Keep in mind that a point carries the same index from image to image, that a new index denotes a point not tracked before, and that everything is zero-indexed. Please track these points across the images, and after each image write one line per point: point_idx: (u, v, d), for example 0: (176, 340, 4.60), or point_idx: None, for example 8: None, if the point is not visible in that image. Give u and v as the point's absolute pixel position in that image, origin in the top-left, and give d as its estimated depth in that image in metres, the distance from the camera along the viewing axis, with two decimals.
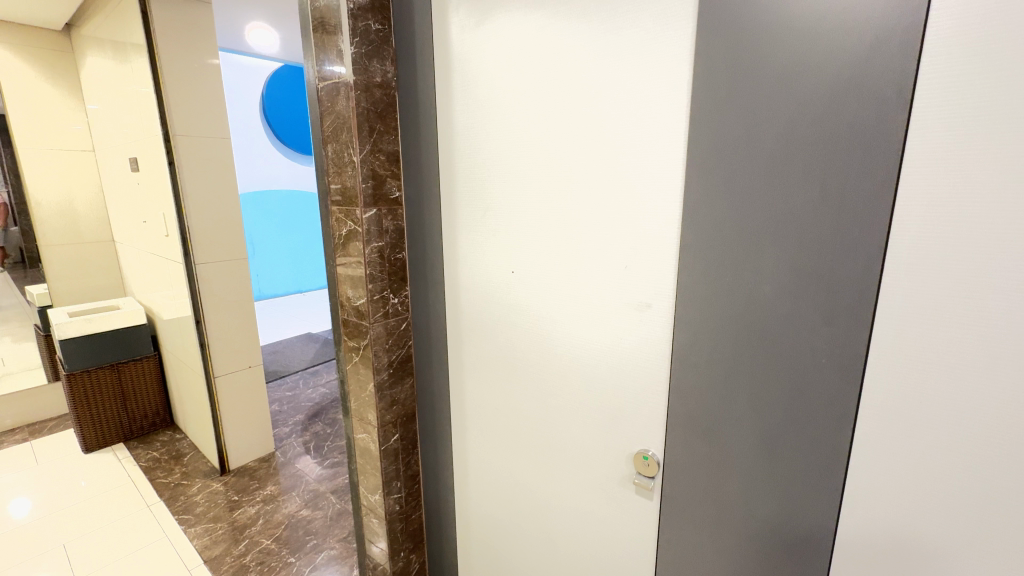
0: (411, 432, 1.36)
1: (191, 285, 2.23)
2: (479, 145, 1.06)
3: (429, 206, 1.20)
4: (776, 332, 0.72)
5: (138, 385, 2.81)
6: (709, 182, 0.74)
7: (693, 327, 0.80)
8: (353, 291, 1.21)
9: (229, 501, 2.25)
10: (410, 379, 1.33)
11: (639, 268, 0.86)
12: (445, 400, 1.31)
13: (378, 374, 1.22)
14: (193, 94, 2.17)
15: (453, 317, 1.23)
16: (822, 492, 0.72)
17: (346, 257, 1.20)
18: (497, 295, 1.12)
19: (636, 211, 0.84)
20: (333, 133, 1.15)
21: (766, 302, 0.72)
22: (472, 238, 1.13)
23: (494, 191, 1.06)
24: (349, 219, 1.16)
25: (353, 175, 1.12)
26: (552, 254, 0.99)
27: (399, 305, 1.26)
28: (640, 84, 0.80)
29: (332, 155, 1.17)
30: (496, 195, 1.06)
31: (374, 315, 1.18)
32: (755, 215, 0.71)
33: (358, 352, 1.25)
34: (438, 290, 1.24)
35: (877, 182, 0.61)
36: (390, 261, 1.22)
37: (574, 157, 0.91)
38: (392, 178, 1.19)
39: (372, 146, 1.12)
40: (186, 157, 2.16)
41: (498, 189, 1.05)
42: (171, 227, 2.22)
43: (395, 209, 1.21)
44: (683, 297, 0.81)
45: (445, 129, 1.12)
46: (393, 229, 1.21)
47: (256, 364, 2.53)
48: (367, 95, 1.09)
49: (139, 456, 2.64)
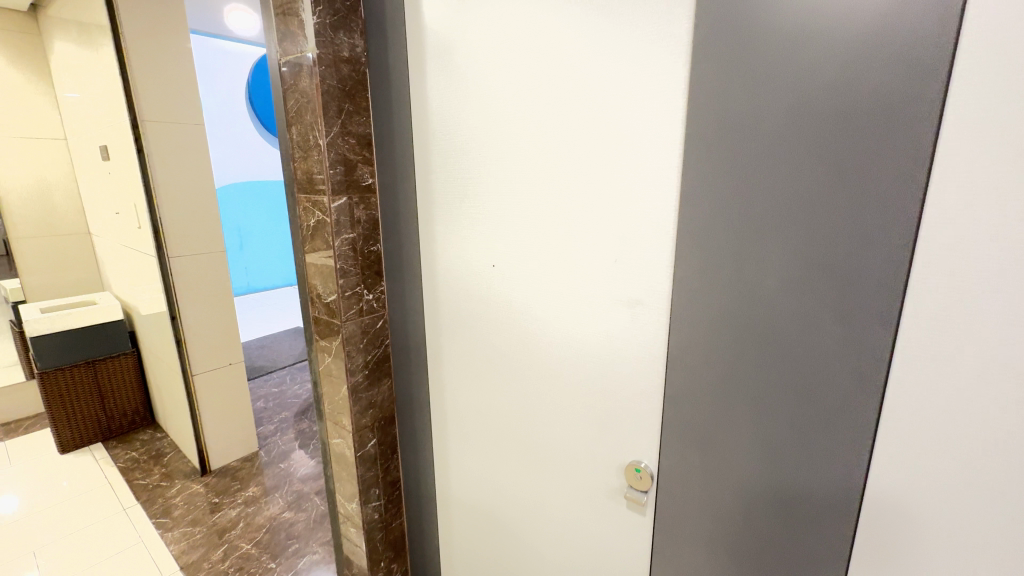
0: (390, 435, 1.27)
1: (165, 279, 2.12)
2: (456, 126, 0.97)
3: (403, 193, 1.11)
4: (783, 332, 0.64)
5: (116, 383, 2.72)
6: (707, 163, 0.66)
7: (689, 323, 0.72)
8: (323, 286, 1.12)
9: (209, 503, 2.18)
10: (389, 380, 1.25)
11: (631, 259, 0.77)
12: (425, 403, 1.23)
13: (351, 376, 1.14)
14: (163, 78, 2.05)
15: (433, 314, 1.14)
16: (835, 510, 0.64)
17: (315, 250, 1.11)
18: (479, 290, 1.03)
19: (628, 197, 0.75)
20: (297, 114, 1.05)
21: (772, 298, 0.64)
22: (450, 229, 1.04)
23: (473, 175, 0.97)
24: (316, 208, 1.07)
25: (319, 160, 1.02)
26: (536, 245, 0.90)
27: (374, 302, 1.17)
28: (631, 51, 0.71)
29: (297, 138, 1.07)
30: (475, 181, 0.97)
31: (346, 312, 1.09)
32: (761, 199, 0.62)
33: (330, 352, 1.16)
34: (416, 284, 1.15)
35: (905, 157, 0.52)
36: (363, 254, 1.12)
37: (559, 138, 0.82)
38: (364, 163, 1.09)
39: (340, 129, 1.02)
40: (156, 146, 2.04)
41: (477, 173, 0.96)
42: (143, 218, 2.11)
43: (367, 197, 1.11)
44: (680, 292, 0.72)
45: (420, 109, 1.02)
46: (366, 220, 1.12)
47: (236, 362, 2.44)
48: (333, 72, 0.99)
49: (117, 456, 2.56)
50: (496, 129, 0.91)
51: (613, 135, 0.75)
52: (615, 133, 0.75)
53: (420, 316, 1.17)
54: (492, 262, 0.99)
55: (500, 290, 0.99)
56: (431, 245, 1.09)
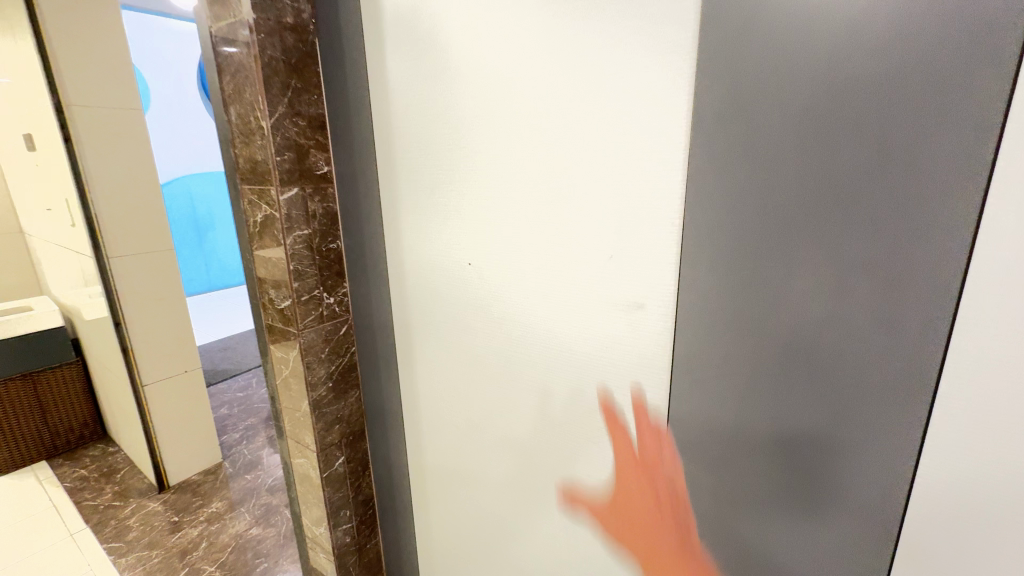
0: (360, 451, 1.16)
1: (105, 282, 1.92)
2: (425, 104, 0.85)
3: (365, 183, 0.98)
4: (813, 336, 0.55)
5: (59, 395, 2.49)
6: (722, 142, 0.56)
7: (701, 327, 0.63)
8: (276, 291, 0.98)
9: (168, 522, 2.01)
10: (356, 391, 1.12)
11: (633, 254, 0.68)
12: (400, 415, 1.11)
13: (313, 390, 1.01)
14: (90, 57, 1.83)
15: (405, 317, 1.02)
16: (870, 537, 0.57)
17: (264, 250, 0.97)
18: (456, 291, 0.92)
19: (628, 183, 0.65)
20: (236, 92, 0.90)
21: (798, 298, 0.55)
22: (421, 222, 0.92)
23: (446, 162, 0.85)
24: (263, 201, 0.93)
25: (263, 145, 0.88)
26: (520, 240, 0.79)
27: (336, 306, 1.04)
28: (626, 11, 0.60)
29: (236, 121, 0.92)
30: (449, 168, 0.85)
31: (303, 320, 0.97)
32: (788, 182, 0.53)
33: (288, 364, 1.03)
34: (384, 285, 1.03)
35: (965, 132, 0.44)
36: (322, 253, 0.99)
37: (546, 116, 0.70)
38: (317, 150, 0.95)
39: (287, 110, 0.88)
40: (86, 134, 1.83)
41: (451, 160, 0.84)
42: (76, 215, 1.90)
43: (323, 188, 0.98)
44: (689, 291, 0.63)
45: (381, 86, 0.89)
46: (323, 214, 0.98)
47: (192, 369, 2.26)
48: (275, 42, 0.85)
49: (64, 475, 2.34)
50: (470, 107, 0.79)
51: (610, 112, 0.64)
52: (612, 109, 0.64)
53: (390, 320, 1.05)
54: (469, 260, 0.88)
55: (479, 291, 0.88)
56: (400, 241, 0.97)
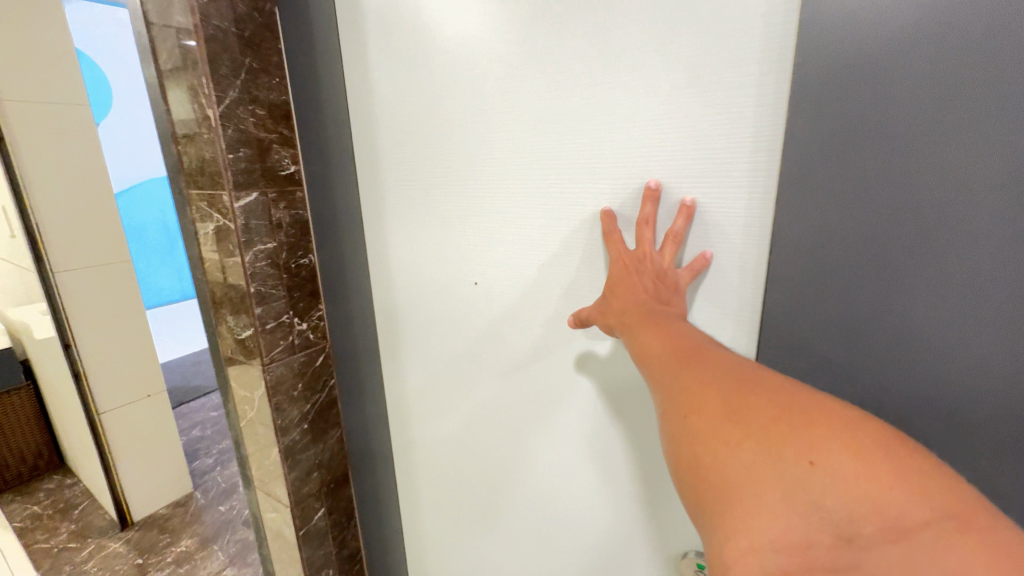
0: (343, 500, 0.98)
1: (51, 299, 1.72)
2: (430, 87, 0.70)
3: (355, 182, 0.83)
4: (959, 360, 0.43)
5: (9, 423, 2.25)
6: (838, 113, 0.43)
7: (795, 348, 0.51)
8: (235, 318, 0.81)
9: (131, 565, 1.81)
10: (337, 431, 0.95)
11: (701, 272, 0.56)
12: (398, 448, 0.97)
13: (283, 436, 0.84)
14: (25, 46, 1.61)
15: (403, 338, 0.88)
16: None
17: (219, 269, 0.79)
18: (468, 306, 0.78)
19: (700, 179, 0.54)
20: (175, 72, 0.72)
21: (942, 313, 0.42)
22: (425, 225, 0.78)
23: (457, 154, 0.71)
24: (214, 209, 0.75)
25: (210, 140, 0.71)
26: (553, 244, 0.66)
27: (308, 334, 0.87)
28: None
29: (177, 110, 0.74)
30: (460, 157, 0.71)
31: (269, 352, 0.80)
32: (941, 165, 0.40)
33: (252, 404, 0.85)
34: (378, 300, 0.88)
35: None
36: (289, 271, 0.81)
37: (596, 92, 0.57)
38: (280, 144, 0.77)
39: (240, 95, 0.71)
40: (23, 133, 1.62)
41: (464, 152, 0.70)
42: (15, 225, 1.69)
43: (289, 191, 0.80)
44: (780, 304, 0.51)
45: (374, 65, 0.75)
46: (291, 223, 0.80)
47: (157, 393, 2.04)
48: (219, 7, 0.67)
49: (14, 513, 2.11)
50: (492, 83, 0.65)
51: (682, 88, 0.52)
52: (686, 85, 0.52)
53: (386, 341, 0.90)
54: (484, 266, 0.74)
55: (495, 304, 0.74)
56: (397, 249, 0.82)
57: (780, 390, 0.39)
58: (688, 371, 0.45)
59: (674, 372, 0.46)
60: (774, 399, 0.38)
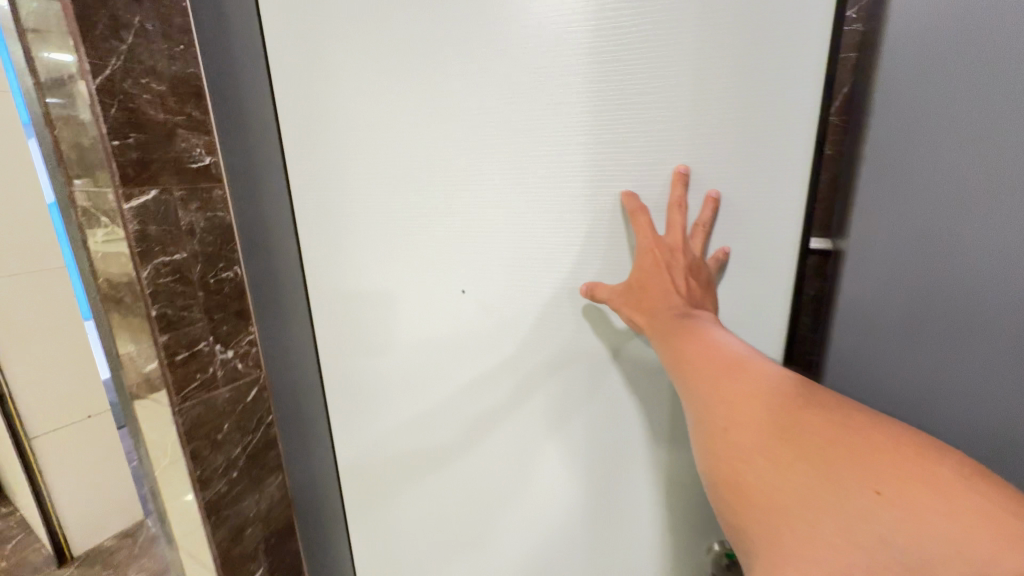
0: (287, 559, 0.82)
1: None
2: (404, 63, 0.57)
3: (302, 186, 0.67)
4: None
5: None
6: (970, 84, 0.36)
7: (884, 350, 0.43)
8: (136, 348, 0.65)
9: None
10: (279, 478, 0.79)
11: (727, 263, 0.50)
12: (367, 499, 0.82)
13: (205, 489, 0.69)
14: None
15: (374, 370, 0.73)
16: None
17: (112, 286, 0.63)
18: (460, 323, 0.65)
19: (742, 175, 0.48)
20: (40, 32, 0.55)
21: None
22: (407, 229, 0.64)
23: (451, 141, 0.58)
24: (101, 212, 0.59)
25: (90, 123, 0.55)
26: (560, 247, 0.57)
27: (235, 363, 0.70)
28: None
29: (44, 79, 0.57)
30: (466, 143, 0.57)
31: (181, 389, 0.64)
32: None
33: (165, 453, 0.69)
34: (336, 327, 0.73)
35: None
36: (206, 287, 0.65)
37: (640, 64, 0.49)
38: (186, 129, 0.61)
39: (126, 65, 0.55)
40: None
41: (464, 139, 0.58)
42: None
43: (201, 189, 0.63)
44: (873, 298, 0.43)
45: (320, 41, 0.60)
46: (204, 230, 0.64)
47: (100, 412, 1.85)
48: None
49: None
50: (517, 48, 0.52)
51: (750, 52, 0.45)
52: (761, 49, 0.45)
53: (349, 376, 0.75)
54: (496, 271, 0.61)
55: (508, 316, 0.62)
56: (364, 264, 0.67)
57: (844, 416, 0.33)
58: (735, 381, 0.38)
59: (717, 382, 0.39)
60: (835, 423, 0.32)
